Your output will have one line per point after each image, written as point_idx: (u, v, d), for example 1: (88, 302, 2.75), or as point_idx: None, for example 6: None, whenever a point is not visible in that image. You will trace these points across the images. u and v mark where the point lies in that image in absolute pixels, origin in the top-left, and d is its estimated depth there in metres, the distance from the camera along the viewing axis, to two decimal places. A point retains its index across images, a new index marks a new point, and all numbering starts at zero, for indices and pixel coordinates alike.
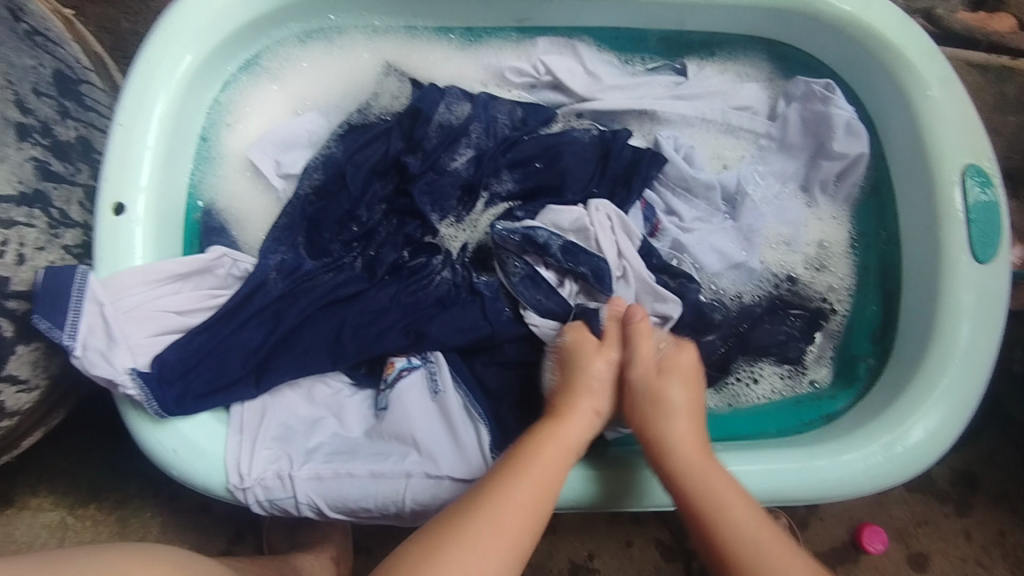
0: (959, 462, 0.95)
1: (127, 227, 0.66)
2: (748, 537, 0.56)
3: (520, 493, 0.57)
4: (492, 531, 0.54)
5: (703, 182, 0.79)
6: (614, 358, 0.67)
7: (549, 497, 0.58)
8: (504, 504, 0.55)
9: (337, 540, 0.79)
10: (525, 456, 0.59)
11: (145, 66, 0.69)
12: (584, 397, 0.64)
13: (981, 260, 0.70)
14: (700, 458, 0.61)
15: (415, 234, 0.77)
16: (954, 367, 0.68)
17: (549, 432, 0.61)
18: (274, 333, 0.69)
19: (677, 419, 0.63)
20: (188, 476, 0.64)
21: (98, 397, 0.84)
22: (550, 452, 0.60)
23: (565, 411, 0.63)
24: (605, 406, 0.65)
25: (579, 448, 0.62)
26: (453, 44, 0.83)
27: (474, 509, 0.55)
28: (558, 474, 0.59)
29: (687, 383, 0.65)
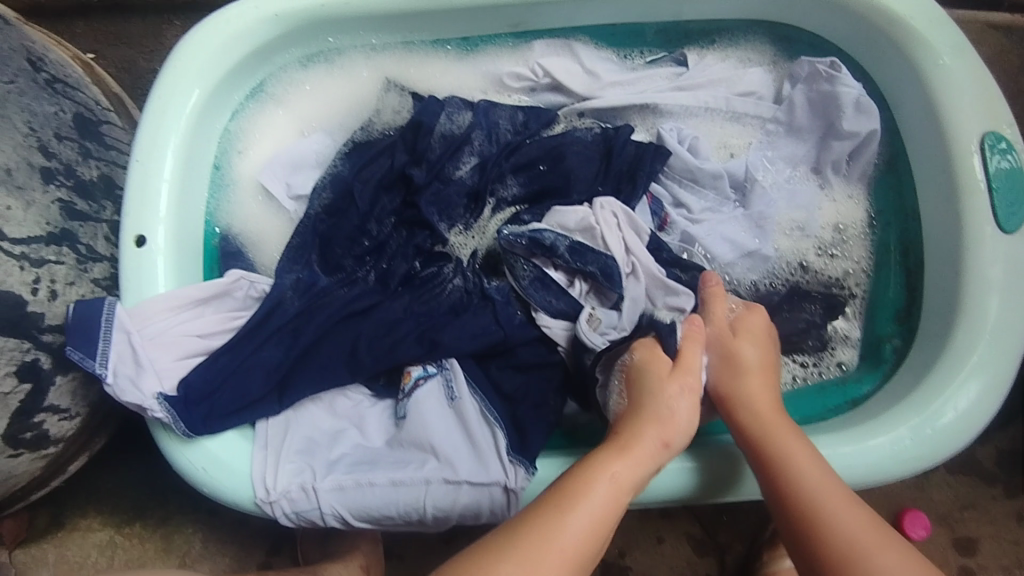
0: (1005, 441, 0.91)
1: (149, 258, 0.69)
2: (824, 500, 0.56)
3: (583, 522, 0.52)
4: (553, 564, 0.50)
5: (710, 172, 0.78)
6: (691, 377, 0.63)
7: (609, 527, 0.54)
8: (558, 544, 0.51)
9: (368, 548, 0.81)
10: (584, 487, 0.54)
11: (157, 102, 0.72)
12: (653, 426, 0.59)
13: (1007, 230, 0.68)
14: (775, 416, 0.62)
15: (424, 244, 0.78)
16: (985, 343, 0.66)
17: (611, 456, 0.57)
18: (293, 350, 0.71)
19: (750, 380, 0.64)
20: (219, 492, 0.66)
21: (136, 421, 0.88)
22: (609, 487, 0.55)
23: (630, 443, 0.58)
24: (679, 441, 0.60)
25: (639, 485, 0.57)
26: (451, 54, 0.84)
27: (528, 527, 0.51)
28: (614, 513, 0.54)
29: (762, 346, 0.66)
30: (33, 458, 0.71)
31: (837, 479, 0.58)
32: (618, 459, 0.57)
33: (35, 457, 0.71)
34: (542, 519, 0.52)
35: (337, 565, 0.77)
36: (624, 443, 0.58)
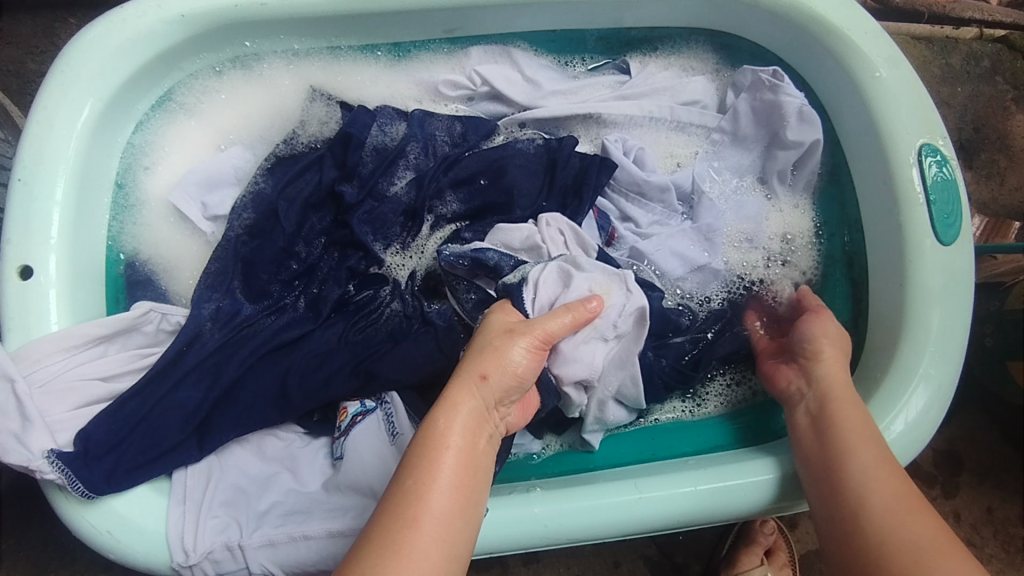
0: (942, 443, 0.94)
1: (37, 291, 0.61)
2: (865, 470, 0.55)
3: (444, 493, 0.47)
4: (421, 551, 0.44)
5: (657, 184, 0.76)
6: (532, 326, 0.56)
7: (464, 492, 0.48)
8: (422, 516, 0.46)
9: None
10: (423, 460, 0.48)
11: (41, 113, 0.63)
12: (469, 363, 0.54)
13: (945, 241, 0.68)
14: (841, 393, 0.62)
15: (358, 266, 0.73)
16: (929, 356, 0.66)
17: (447, 412, 0.51)
18: (214, 390, 0.64)
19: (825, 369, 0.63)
20: (128, 558, 0.58)
21: (26, 474, 0.78)
22: (445, 452, 0.49)
23: (451, 396, 0.52)
24: (501, 376, 0.53)
25: (479, 429, 0.52)
26: (381, 61, 0.78)
27: (383, 530, 0.45)
28: (465, 474, 0.49)
29: (836, 358, 0.64)
30: None
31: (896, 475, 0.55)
32: (451, 412, 0.51)
33: None
34: (398, 497, 0.47)
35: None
36: (447, 398, 0.52)
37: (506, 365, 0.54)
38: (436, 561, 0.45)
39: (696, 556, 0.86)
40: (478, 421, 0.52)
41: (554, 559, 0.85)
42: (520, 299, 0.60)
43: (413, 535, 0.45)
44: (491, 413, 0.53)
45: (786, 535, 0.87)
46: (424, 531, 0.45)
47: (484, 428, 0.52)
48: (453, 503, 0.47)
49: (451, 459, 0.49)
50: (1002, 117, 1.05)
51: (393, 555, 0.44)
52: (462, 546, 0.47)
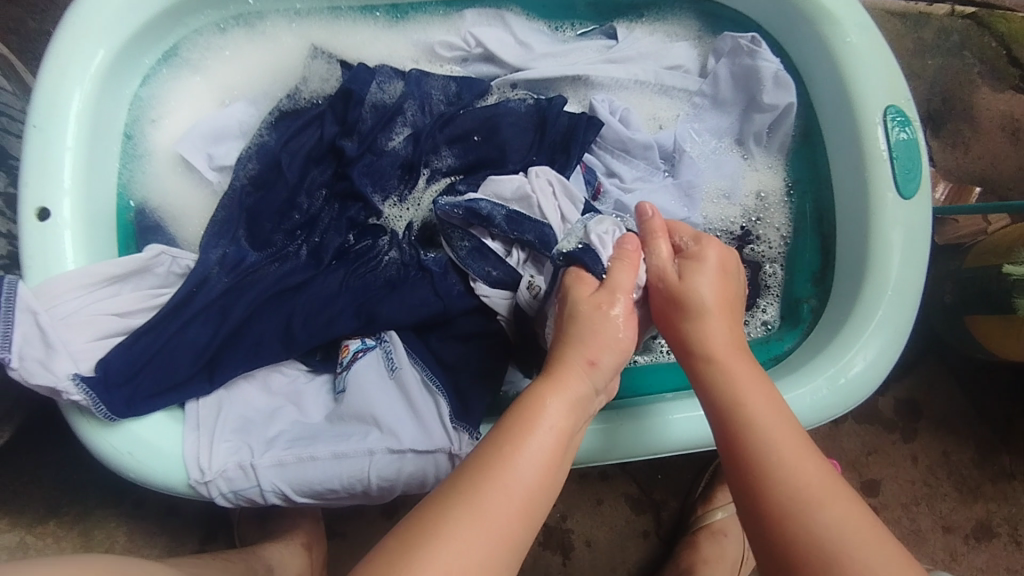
0: (903, 392, 1.02)
1: (53, 232, 0.64)
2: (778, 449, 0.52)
3: (534, 467, 0.50)
4: (508, 505, 0.47)
5: (641, 143, 0.80)
6: (624, 295, 0.59)
7: (557, 464, 0.51)
8: (514, 481, 0.48)
9: (308, 528, 0.80)
10: (521, 427, 0.51)
11: (53, 63, 0.65)
12: (576, 346, 0.57)
13: (906, 195, 0.73)
14: (733, 352, 0.57)
15: (358, 217, 0.77)
16: (887, 301, 0.72)
17: (549, 388, 0.54)
18: (222, 328, 0.68)
19: (709, 316, 0.58)
20: (147, 475, 0.62)
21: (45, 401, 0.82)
22: (549, 425, 0.52)
23: (557, 372, 0.55)
24: (608, 359, 0.57)
25: (580, 409, 0.55)
26: (379, 22, 0.81)
27: (467, 481, 0.48)
28: (558, 449, 0.52)
29: (716, 318, 0.58)
30: None
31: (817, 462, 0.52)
32: (555, 390, 0.54)
33: None
34: (494, 457, 0.49)
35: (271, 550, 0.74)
36: (557, 376, 0.55)
37: (613, 343, 0.58)
38: (511, 531, 0.47)
39: (675, 494, 0.93)
40: (581, 407, 0.54)
41: None
42: (592, 263, 0.61)
43: (498, 498, 0.47)
44: (597, 395, 0.57)
45: None
46: (513, 494, 0.48)
47: (584, 410, 0.55)
48: (543, 475, 0.50)
49: (550, 436, 0.51)
50: (968, 89, 1.11)
51: (475, 504, 0.47)
52: (537, 518, 0.49)
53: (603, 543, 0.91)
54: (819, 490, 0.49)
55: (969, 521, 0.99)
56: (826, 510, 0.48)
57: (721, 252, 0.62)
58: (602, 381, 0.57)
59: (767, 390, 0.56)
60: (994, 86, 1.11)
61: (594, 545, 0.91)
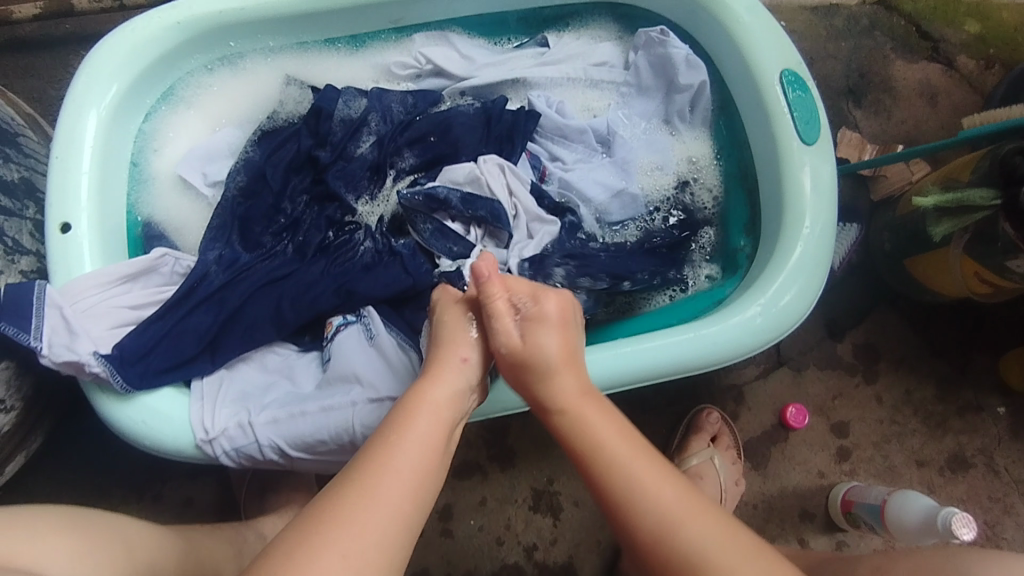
0: (861, 336, 1.07)
1: (73, 242, 0.75)
2: (674, 515, 0.56)
3: (411, 455, 0.55)
4: (388, 487, 0.53)
5: (576, 128, 0.92)
6: (501, 342, 0.63)
7: (437, 449, 0.58)
8: (394, 465, 0.54)
9: (301, 503, 0.86)
10: (405, 418, 0.58)
11: (70, 105, 0.78)
12: (448, 346, 0.64)
13: (808, 142, 0.84)
14: (586, 402, 0.63)
15: (335, 215, 0.88)
16: (806, 234, 0.81)
17: (426, 385, 0.61)
18: (220, 315, 0.78)
19: (560, 375, 0.63)
20: (159, 441, 0.71)
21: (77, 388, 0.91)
22: (425, 410, 0.59)
23: (435, 368, 0.63)
24: (474, 354, 0.65)
25: (455, 402, 0.61)
26: (342, 51, 0.95)
27: (353, 471, 0.54)
28: (438, 433, 0.59)
29: (569, 372, 0.63)
30: None
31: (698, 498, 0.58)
32: (432, 384, 0.61)
33: None
34: (379, 445, 0.56)
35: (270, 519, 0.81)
36: (434, 372, 0.62)
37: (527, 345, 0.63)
38: (405, 509, 0.53)
39: None
40: (458, 397, 0.62)
41: (526, 463, 0.98)
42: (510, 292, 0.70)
43: (384, 482, 0.53)
44: (467, 394, 0.63)
45: (727, 424, 1.02)
46: (392, 478, 0.54)
47: (460, 407, 0.62)
48: (424, 460, 0.56)
49: (430, 421, 0.59)
50: (883, 64, 1.23)
51: (361, 492, 0.52)
52: (427, 498, 0.56)
53: (589, 502, 0.96)
54: (684, 516, 0.56)
55: (941, 454, 1.04)
56: (691, 533, 0.55)
57: (561, 302, 0.65)
58: (467, 393, 0.63)
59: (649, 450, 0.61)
60: (907, 59, 1.23)
61: (582, 505, 0.96)
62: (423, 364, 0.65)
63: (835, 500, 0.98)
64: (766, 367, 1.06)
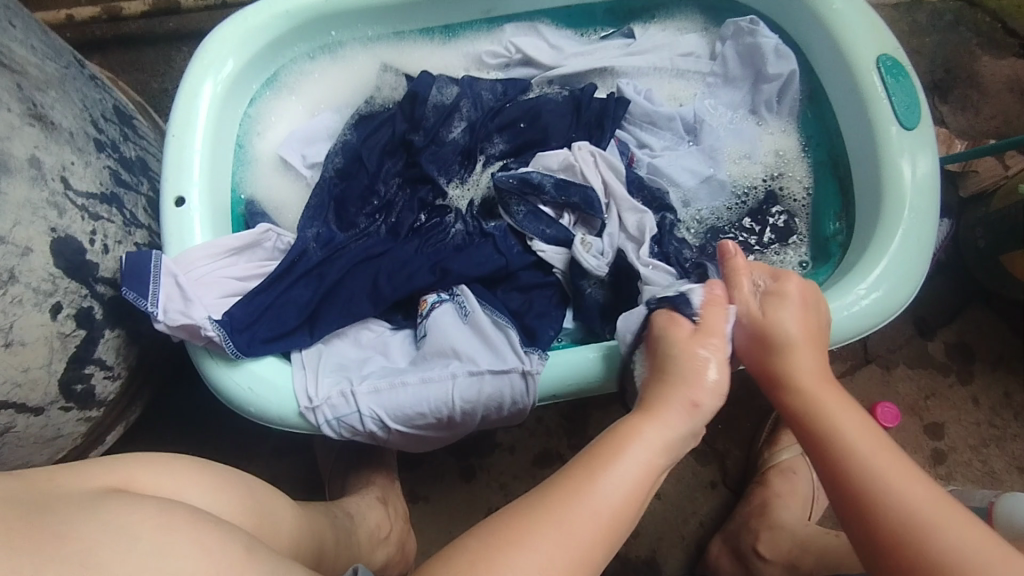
0: (953, 336, 1.04)
1: (187, 215, 0.78)
2: (926, 515, 0.52)
3: (615, 491, 0.52)
4: (587, 523, 0.50)
5: (665, 114, 0.93)
6: (717, 339, 0.62)
7: (642, 493, 0.54)
8: (597, 504, 0.51)
9: (382, 485, 0.84)
10: (615, 449, 0.54)
11: (188, 87, 0.82)
12: (679, 386, 0.59)
13: (908, 127, 0.82)
14: (823, 385, 0.61)
15: (427, 197, 0.90)
16: (907, 220, 0.79)
17: (645, 421, 0.57)
18: (320, 288, 0.81)
19: (799, 352, 0.62)
20: (264, 408, 0.73)
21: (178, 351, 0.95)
22: (640, 449, 0.55)
23: (656, 407, 0.58)
24: (708, 402, 0.60)
25: (674, 447, 0.57)
26: (435, 41, 0.98)
27: (543, 494, 0.51)
28: (647, 479, 0.54)
29: (806, 351, 0.63)
30: (79, 418, 0.78)
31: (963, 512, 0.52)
32: (653, 422, 0.57)
33: (81, 418, 0.79)
34: (583, 475, 0.52)
35: (357, 496, 0.79)
36: (655, 410, 0.58)
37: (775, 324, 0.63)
38: (599, 542, 0.50)
39: (738, 444, 0.96)
40: (674, 445, 0.57)
41: None
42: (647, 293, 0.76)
43: (584, 510, 0.50)
44: (691, 436, 0.59)
45: None
46: (595, 517, 0.50)
47: (681, 446, 0.58)
48: (624, 503, 0.52)
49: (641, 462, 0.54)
50: (969, 60, 1.20)
51: (558, 522, 0.49)
52: (618, 538, 0.52)
53: (673, 497, 0.94)
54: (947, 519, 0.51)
55: None
56: (949, 534, 0.51)
57: (802, 284, 0.65)
58: (699, 423, 0.59)
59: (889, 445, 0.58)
60: (995, 55, 1.20)
61: (664, 498, 0.94)
62: (641, 400, 0.60)
63: None
64: (851, 363, 1.03)
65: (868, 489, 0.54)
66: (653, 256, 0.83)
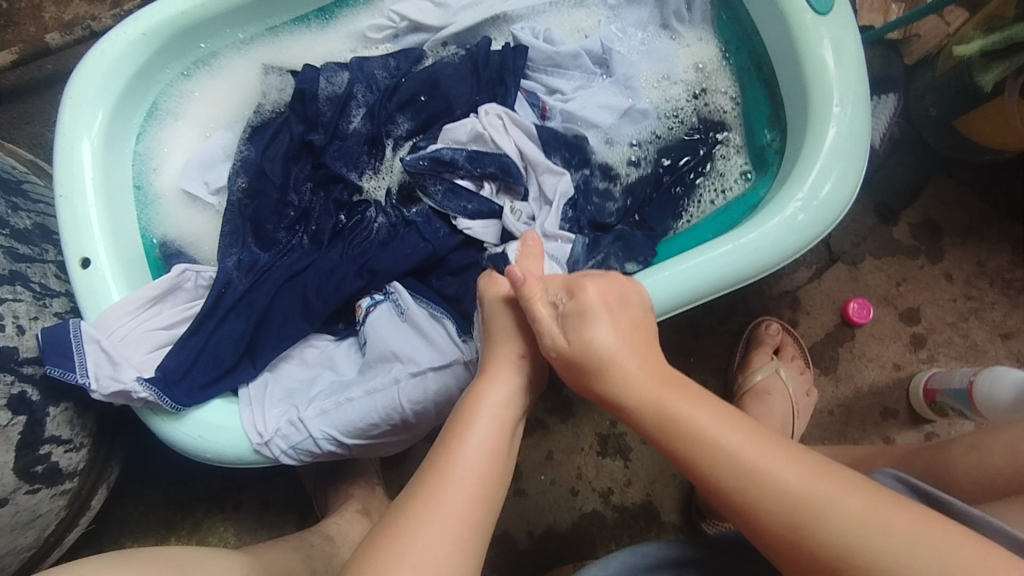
0: (919, 215, 1.00)
1: (97, 275, 0.75)
2: (808, 494, 0.47)
3: (476, 454, 0.52)
4: (456, 493, 0.50)
5: (568, 54, 0.87)
6: (542, 311, 0.57)
7: (501, 450, 0.54)
8: (457, 472, 0.51)
9: (361, 496, 0.85)
10: (464, 417, 0.55)
11: (62, 140, 0.76)
12: (499, 344, 0.59)
13: (822, 12, 0.76)
14: (663, 387, 0.55)
15: (342, 196, 0.86)
16: (836, 113, 0.74)
17: (485, 381, 0.57)
18: (253, 318, 0.78)
19: (621, 359, 0.55)
20: (219, 452, 0.71)
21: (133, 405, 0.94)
22: (487, 409, 0.55)
23: (487, 366, 0.58)
24: (532, 350, 0.60)
25: (517, 400, 0.57)
26: (313, 27, 0.92)
27: (418, 481, 0.51)
28: (502, 434, 0.54)
29: (634, 358, 0.56)
30: (52, 494, 0.79)
31: (862, 487, 0.47)
32: (490, 381, 0.57)
33: (53, 494, 0.79)
34: (440, 453, 0.52)
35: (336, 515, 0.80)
36: (490, 368, 0.58)
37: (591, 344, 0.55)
38: (474, 515, 0.49)
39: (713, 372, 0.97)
40: (518, 395, 0.57)
41: (586, 409, 0.95)
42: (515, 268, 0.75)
43: (449, 491, 0.50)
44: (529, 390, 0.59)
45: (790, 333, 0.96)
46: (460, 485, 0.50)
47: (519, 402, 0.58)
48: (486, 465, 0.52)
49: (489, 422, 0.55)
50: None
51: (428, 500, 0.49)
52: (494, 500, 0.52)
53: None
54: (818, 503, 0.47)
55: None
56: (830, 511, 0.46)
57: (602, 282, 0.59)
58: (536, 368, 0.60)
59: (770, 439, 0.51)
60: None
61: (650, 441, 0.95)
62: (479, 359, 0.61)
63: (916, 392, 0.93)
64: (819, 267, 0.99)
65: (720, 467, 0.50)
66: (564, 227, 0.81)
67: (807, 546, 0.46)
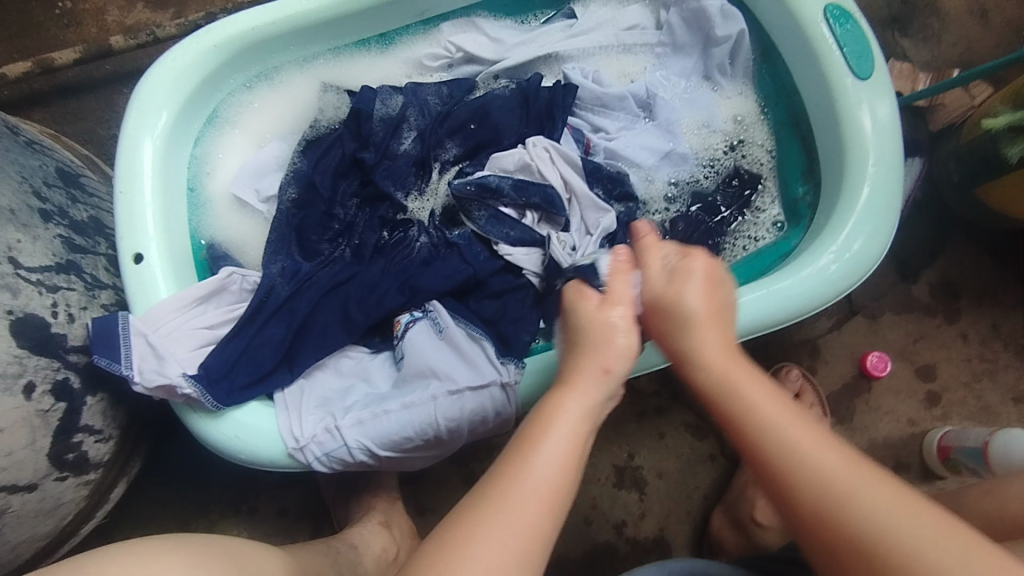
0: (937, 275, 1.03)
1: (148, 271, 0.77)
2: (851, 488, 0.48)
3: (546, 472, 0.50)
4: (526, 503, 0.49)
5: (616, 95, 0.91)
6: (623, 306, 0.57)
7: (574, 465, 0.52)
8: (526, 486, 0.50)
9: (383, 508, 0.86)
10: (537, 427, 0.53)
11: (127, 138, 0.80)
12: (588, 354, 0.56)
13: (863, 76, 0.80)
14: (733, 362, 0.56)
15: (387, 214, 0.88)
16: (872, 173, 0.77)
17: (564, 393, 0.55)
18: (293, 324, 0.80)
19: (702, 328, 0.57)
20: (254, 453, 0.74)
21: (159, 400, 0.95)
22: (564, 421, 0.53)
23: (572, 376, 0.56)
24: (620, 364, 0.56)
25: (599, 412, 0.55)
26: (372, 51, 0.96)
27: (483, 494, 0.50)
28: (576, 451, 0.52)
29: (713, 330, 0.57)
30: (78, 483, 0.79)
31: (902, 490, 0.48)
32: (570, 392, 0.54)
33: (80, 483, 0.80)
34: (507, 467, 0.51)
35: (359, 525, 0.82)
36: (569, 378, 0.56)
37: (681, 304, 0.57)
38: (539, 528, 0.49)
39: None
40: (595, 411, 0.55)
41: (605, 440, 0.97)
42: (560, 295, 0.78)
43: (516, 500, 0.49)
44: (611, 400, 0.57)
45: (810, 381, 0.97)
46: (527, 499, 0.49)
47: (600, 414, 0.56)
48: (556, 479, 0.51)
49: (562, 441, 0.52)
50: None
51: (493, 511, 0.49)
52: (562, 511, 0.51)
53: (673, 474, 0.96)
54: (853, 481, 0.49)
55: None
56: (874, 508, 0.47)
57: (709, 261, 0.60)
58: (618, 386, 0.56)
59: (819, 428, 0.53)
60: None
61: (666, 476, 0.96)
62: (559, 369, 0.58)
63: (930, 447, 0.95)
64: (839, 318, 1.02)
65: (776, 444, 0.51)
66: None
67: (836, 527, 0.48)
